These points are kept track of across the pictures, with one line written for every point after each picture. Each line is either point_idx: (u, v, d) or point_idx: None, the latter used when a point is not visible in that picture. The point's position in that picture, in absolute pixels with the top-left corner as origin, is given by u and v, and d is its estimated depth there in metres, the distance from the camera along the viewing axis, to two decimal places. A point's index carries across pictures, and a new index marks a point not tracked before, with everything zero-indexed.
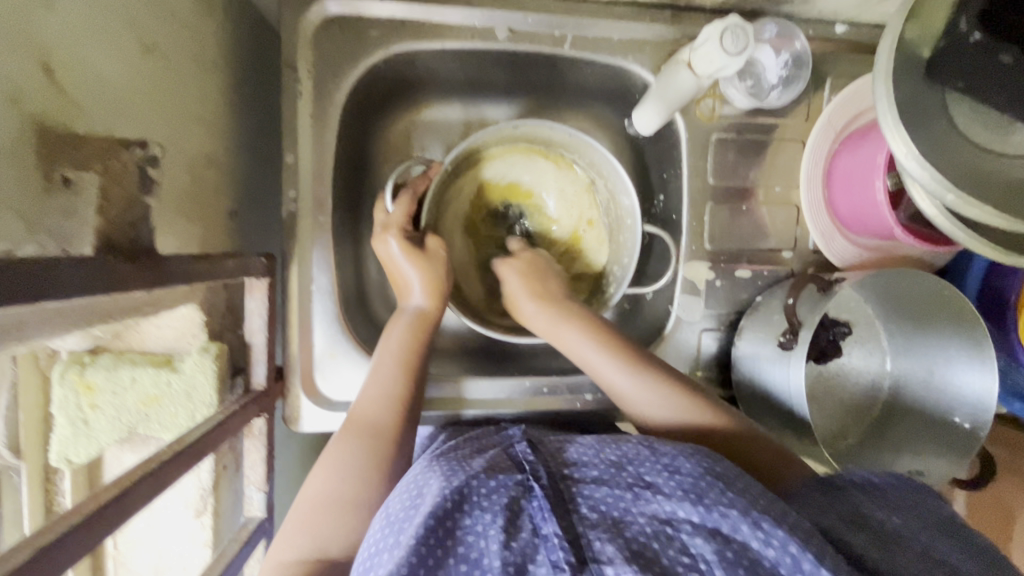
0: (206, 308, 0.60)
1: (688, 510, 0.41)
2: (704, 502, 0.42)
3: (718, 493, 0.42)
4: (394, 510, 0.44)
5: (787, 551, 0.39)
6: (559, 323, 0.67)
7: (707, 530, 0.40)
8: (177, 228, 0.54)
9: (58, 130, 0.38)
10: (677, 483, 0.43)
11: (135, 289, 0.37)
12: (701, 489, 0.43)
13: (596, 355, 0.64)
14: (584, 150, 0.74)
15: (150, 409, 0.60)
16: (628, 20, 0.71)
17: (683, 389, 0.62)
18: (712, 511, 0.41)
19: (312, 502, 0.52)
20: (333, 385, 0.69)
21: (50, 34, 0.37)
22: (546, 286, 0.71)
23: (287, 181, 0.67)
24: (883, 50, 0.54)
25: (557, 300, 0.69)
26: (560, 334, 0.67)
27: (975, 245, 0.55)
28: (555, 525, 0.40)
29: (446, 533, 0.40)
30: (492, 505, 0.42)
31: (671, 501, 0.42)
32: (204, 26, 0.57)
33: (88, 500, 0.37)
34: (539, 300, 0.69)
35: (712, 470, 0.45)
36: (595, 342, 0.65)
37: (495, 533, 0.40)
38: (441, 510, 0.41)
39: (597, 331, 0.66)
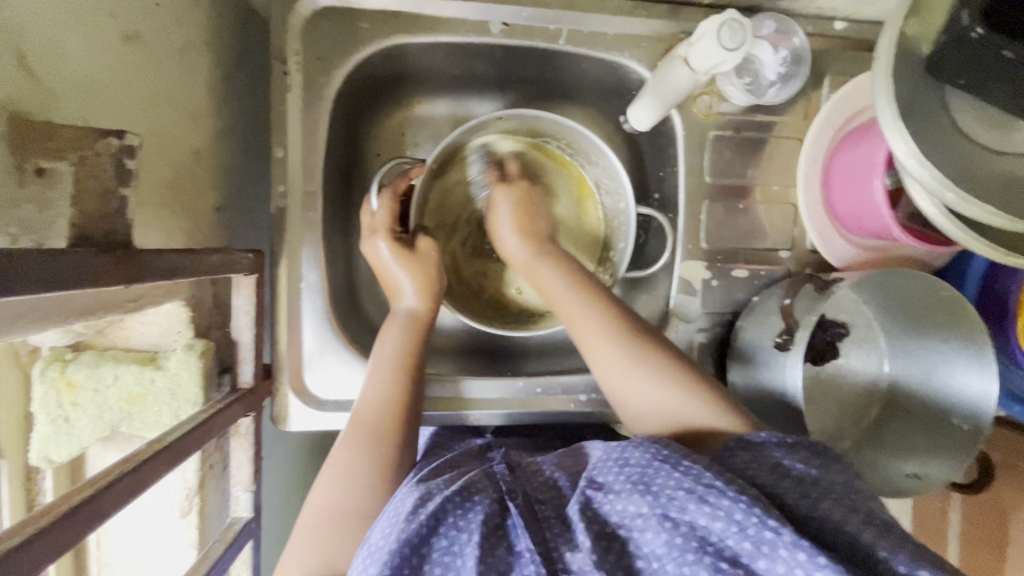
0: (193, 303, 0.58)
1: (638, 502, 0.41)
2: (652, 489, 0.41)
3: (665, 476, 0.42)
4: (375, 538, 0.43)
5: (733, 520, 0.38)
6: (539, 260, 0.67)
7: (657, 518, 0.40)
8: (159, 222, 0.53)
9: (31, 119, 0.36)
10: (625, 475, 0.43)
11: (109, 284, 0.36)
12: (649, 476, 0.42)
13: (575, 298, 0.62)
14: (574, 139, 0.73)
15: (133, 407, 0.58)
16: (624, 15, 0.70)
17: (678, 374, 0.57)
18: (660, 497, 0.41)
19: (317, 515, 0.52)
20: (322, 383, 0.68)
21: (24, 19, 0.36)
22: (531, 225, 0.70)
23: (276, 176, 0.66)
24: (884, 46, 0.53)
25: (540, 242, 0.68)
26: (537, 272, 0.67)
27: (974, 246, 0.54)
28: (528, 541, 0.41)
29: (420, 559, 0.40)
30: (468, 526, 0.42)
31: (622, 498, 0.42)
32: (190, 16, 0.56)
33: (64, 497, 0.36)
34: (523, 237, 0.69)
35: (659, 453, 0.44)
36: (576, 286, 0.63)
37: (468, 551, 0.41)
38: (416, 536, 0.41)
39: (579, 274, 0.65)
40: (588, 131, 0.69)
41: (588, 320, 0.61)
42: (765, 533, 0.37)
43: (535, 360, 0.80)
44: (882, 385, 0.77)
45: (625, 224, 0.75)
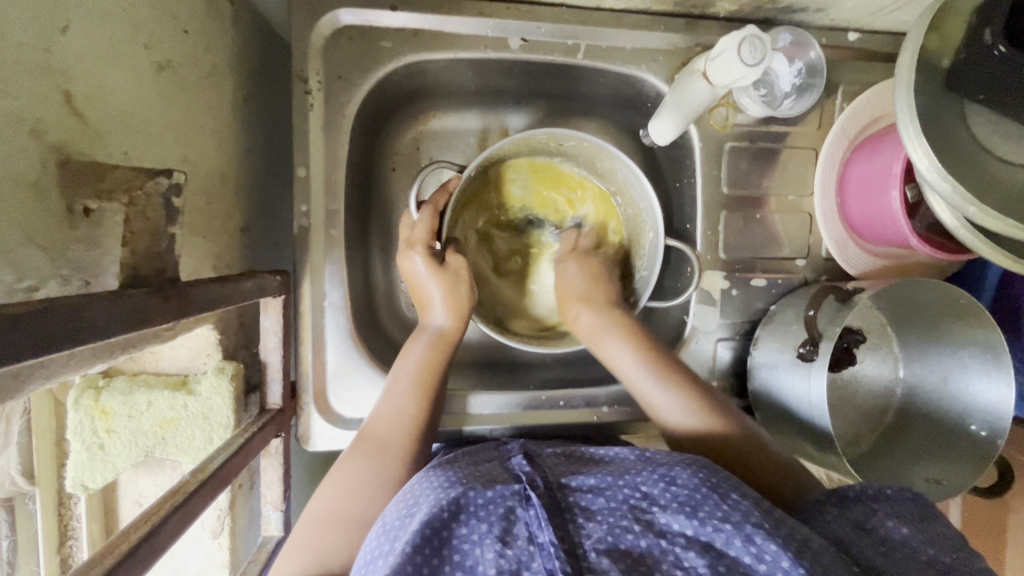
0: (222, 326, 0.59)
1: (683, 523, 0.41)
2: (698, 514, 0.41)
3: (713, 504, 0.42)
4: (391, 518, 0.44)
5: (779, 565, 0.38)
6: (606, 327, 0.66)
7: (700, 544, 0.40)
8: (192, 247, 0.53)
9: (80, 160, 0.37)
10: (673, 494, 0.43)
11: (161, 321, 0.36)
12: (696, 501, 0.42)
13: (635, 367, 0.63)
14: (602, 157, 0.72)
15: (166, 431, 0.59)
16: (641, 29, 0.70)
17: (713, 411, 0.60)
18: (706, 524, 0.41)
19: (316, 518, 0.52)
20: (347, 402, 0.68)
21: (68, 61, 0.37)
22: (596, 293, 0.69)
23: (300, 195, 0.66)
24: (904, 61, 0.53)
25: (604, 308, 0.68)
26: (601, 339, 0.66)
27: (994, 257, 0.55)
28: (551, 535, 0.40)
29: (440, 543, 0.39)
30: (488, 516, 0.42)
31: (666, 514, 0.42)
32: (215, 40, 0.56)
33: (120, 537, 0.37)
34: (585, 304, 0.69)
35: (708, 480, 0.44)
36: (623, 334, 0.65)
37: (489, 542, 0.40)
38: (438, 519, 0.40)
39: (628, 325, 0.66)
40: (616, 149, 0.68)
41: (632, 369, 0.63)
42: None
43: (554, 371, 0.81)
44: (897, 390, 0.78)
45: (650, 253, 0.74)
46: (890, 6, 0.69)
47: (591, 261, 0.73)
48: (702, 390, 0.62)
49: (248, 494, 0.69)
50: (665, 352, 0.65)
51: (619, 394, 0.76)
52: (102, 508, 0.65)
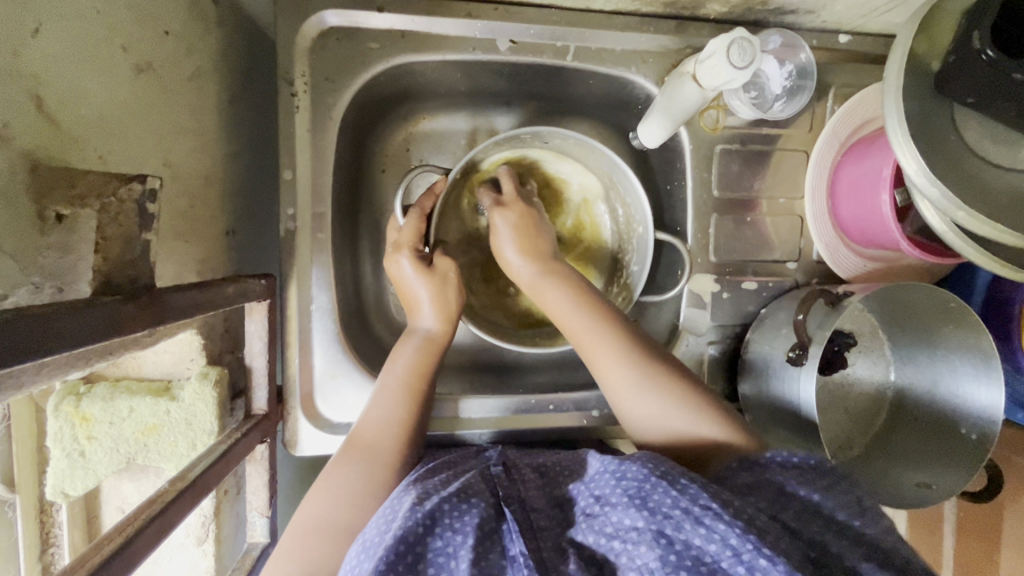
0: (206, 331, 0.58)
1: (634, 516, 0.40)
2: (648, 505, 0.40)
3: (662, 493, 0.40)
4: (368, 532, 0.43)
5: (728, 544, 0.37)
6: (545, 279, 0.64)
7: (651, 534, 0.39)
8: (174, 251, 0.52)
9: (51, 165, 0.37)
10: (623, 488, 0.42)
11: (136, 329, 0.36)
12: (645, 492, 0.41)
13: (577, 318, 0.61)
14: (593, 156, 0.72)
15: (149, 438, 0.58)
16: (631, 30, 0.70)
17: (667, 378, 0.58)
18: (656, 514, 0.40)
19: (304, 525, 0.51)
20: (334, 406, 0.68)
21: (40, 66, 0.36)
22: (535, 245, 0.66)
23: (286, 198, 0.65)
24: (893, 64, 0.53)
25: (544, 260, 0.66)
26: (543, 292, 0.64)
27: (982, 261, 0.55)
28: (522, 545, 0.41)
29: (416, 557, 0.39)
30: (463, 527, 0.41)
31: (618, 510, 0.41)
32: (197, 41, 0.55)
33: (94, 548, 0.36)
34: (525, 256, 0.66)
35: (657, 468, 0.42)
36: (568, 289, 0.63)
37: (464, 553, 0.40)
38: (412, 534, 0.40)
39: (577, 283, 0.64)
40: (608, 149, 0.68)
41: (579, 323, 0.61)
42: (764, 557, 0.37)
43: (544, 373, 0.80)
44: (889, 393, 0.78)
45: (642, 249, 0.74)
46: (881, 8, 0.69)
47: (529, 209, 0.69)
48: (643, 348, 0.60)
49: (235, 499, 0.68)
50: (613, 308, 0.63)
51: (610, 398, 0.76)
52: (86, 515, 0.64)
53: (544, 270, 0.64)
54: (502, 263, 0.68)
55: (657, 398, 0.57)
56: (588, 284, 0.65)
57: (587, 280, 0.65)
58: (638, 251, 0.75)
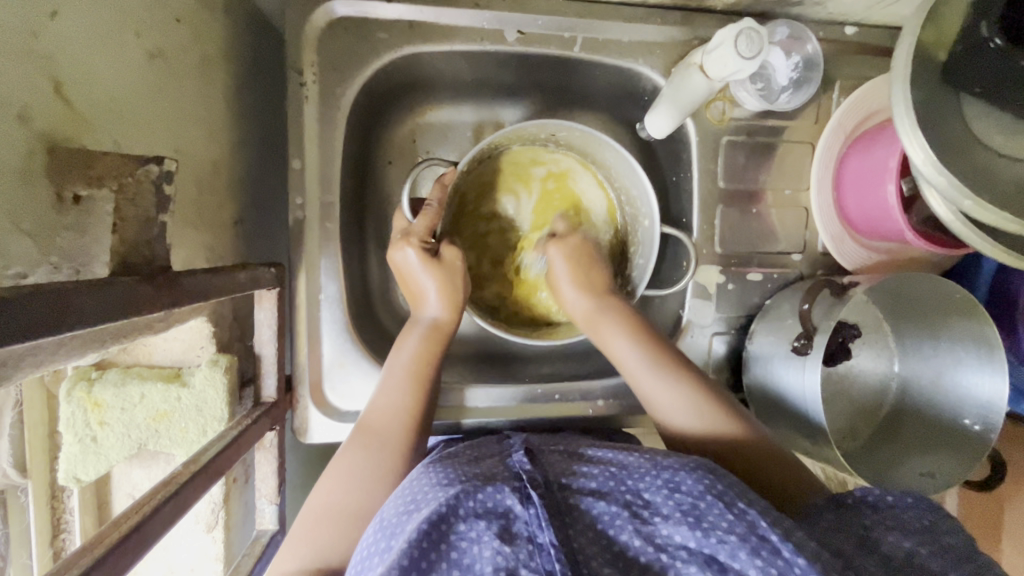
0: (216, 319, 0.58)
1: (686, 535, 0.41)
2: (702, 525, 0.41)
3: (718, 515, 0.41)
4: (387, 513, 0.44)
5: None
6: (601, 313, 0.68)
7: (703, 558, 0.40)
8: (185, 239, 0.53)
9: (68, 147, 0.37)
10: (675, 502, 0.43)
11: (151, 310, 0.36)
12: (700, 511, 0.41)
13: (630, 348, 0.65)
14: (596, 148, 0.72)
15: (160, 424, 0.59)
16: (637, 22, 0.70)
17: (720, 407, 0.59)
18: (709, 536, 0.40)
19: (316, 511, 0.52)
20: (342, 395, 0.68)
21: (58, 49, 0.36)
22: (591, 277, 0.71)
23: (295, 188, 0.66)
24: (901, 53, 0.53)
25: (599, 293, 0.70)
26: (599, 324, 0.68)
27: (988, 251, 0.55)
28: (551, 535, 0.40)
29: (439, 537, 0.40)
30: (488, 512, 0.41)
31: (668, 525, 0.41)
32: (208, 30, 0.55)
33: (111, 528, 0.37)
34: (581, 290, 0.70)
35: (713, 487, 0.43)
36: (624, 321, 0.67)
37: (488, 540, 0.39)
38: (436, 513, 0.40)
39: (631, 315, 0.67)
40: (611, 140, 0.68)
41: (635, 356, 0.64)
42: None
43: (550, 364, 0.81)
44: (892, 385, 0.79)
45: (646, 241, 0.74)
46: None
47: (581, 242, 0.73)
48: (689, 371, 0.63)
49: (243, 487, 0.69)
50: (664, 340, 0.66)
51: (615, 389, 0.76)
52: (96, 501, 0.65)
53: (599, 303, 0.68)
54: (559, 298, 0.72)
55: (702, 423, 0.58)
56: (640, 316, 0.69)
57: (639, 311, 0.69)
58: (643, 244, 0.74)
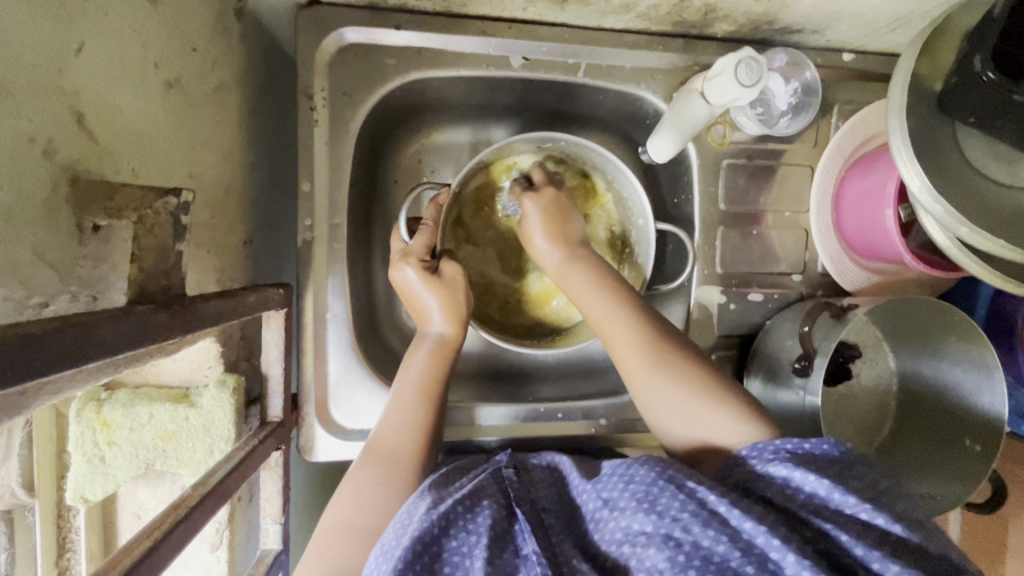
0: (224, 339, 0.59)
1: (642, 520, 0.41)
2: (656, 509, 0.41)
3: (669, 496, 0.42)
4: (386, 539, 0.44)
5: (738, 547, 0.39)
6: (570, 264, 0.66)
7: (660, 537, 0.40)
8: (197, 262, 0.54)
9: (91, 178, 0.38)
10: (631, 493, 0.43)
11: (165, 336, 0.37)
12: (653, 495, 0.42)
13: (600, 301, 0.63)
14: (592, 158, 0.74)
15: (167, 444, 0.59)
16: (640, 48, 0.72)
17: (699, 380, 0.57)
18: (665, 517, 0.41)
19: (328, 531, 0.53)
20: (348, 413, 0.69)
21: (82, 83, 0.38)
22: (564, 230, 0.68)
23: (303, 209, 0.67)
24: (897, 87, 0.55)
25: (572, 246, 0.67)
26: (568, 276, 0.66)
27: (986, 276, 0.56)
28: (534, 545, 0.41)
29: (432, 557, 0.40)
30: (477, 528, 0.42)
31: (627, 515, 0.42)
32: (222, 57, 0.57)
33: (124, 551, 0.37)
34: (552, 240, 0.68)
35: (665, 472, 0.44)
36: (597, 281, 0.64)
37: (478, 552, 0.41)
38: (427, 535, 0.41)
39: (604, 278, 0.64)
40: (608, 151, 0.71)
41: (612, 321, 0.61)
42: (770, 548, 0.38)
43: (552, 382, 0.81)
44: (893, 404, 0.79)
45: (644, 243, 0.76)
46: (883, 28, 0.71)
47: (558, 196, 0.70)
48: (664, 334, 0.61)
49: (248, 506, 0.69)
50: (636, 298, 0.64)
51: (618, 407, 0.77)
52: (102, 520, 0.65)
53: (568, 256, 0.66)
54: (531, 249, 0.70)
55: (673, 392, 0.57)
56: (612, 269, 0.67)
57: (612, 270, 0.66)
58: (641, 247, 0.76)
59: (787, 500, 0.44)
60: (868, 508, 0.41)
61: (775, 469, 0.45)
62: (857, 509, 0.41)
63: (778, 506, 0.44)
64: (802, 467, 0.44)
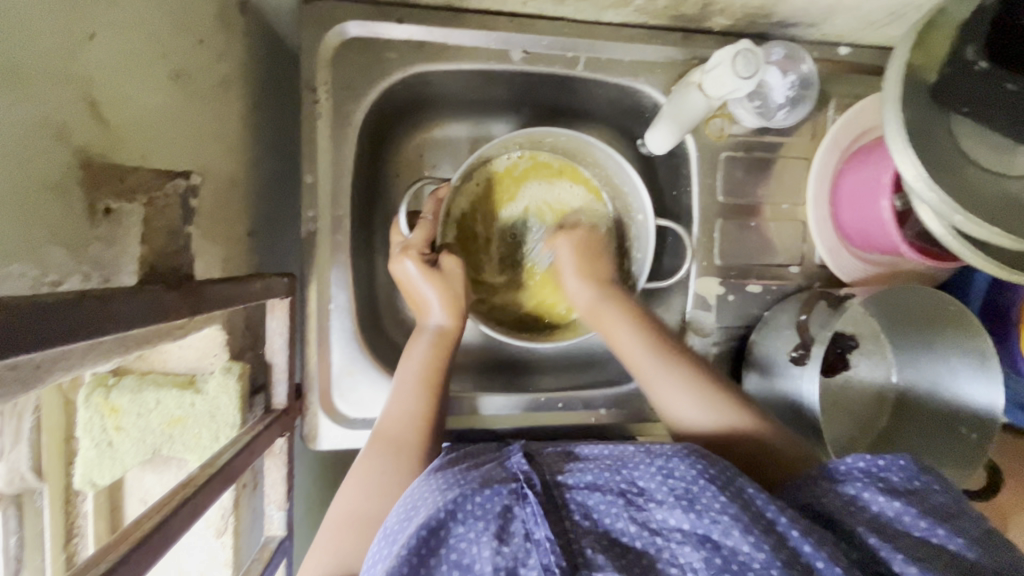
0: (230, 327, 0.60)
1: (679, 517, 0.42)
2: (695, 507, 0.42)
3: (710, 497, 0.42)
4: (390, 522, 0.45)
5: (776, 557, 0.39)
6: (603, 301, 0.69)
7: (697, 538, 0.41)
8: (203, 250, 0.55)
9: (102, 162, 0.39)
10: (668, 487, 0.44)
11: (175, 317, 0.38)
12: (693, 494, 0.43)
13: (629, 334, 0.66)
14: (590, 151, 0.75)
15: (174, 430, 0.60)
16: (639, 42, 0.73)
17: (726, 398, 0.60)
18: (703, 516, 0.41)
19: (337, 518, 0.54)
20: (351, 402, 0.70)
21: (94, 69, 0.39)
22: (595, 269, 0.72)
23: (307, 201, 0.68)
24: (891, 76, 0.56)
25: (602, 284, 0.71)
26: (602, 314, 0.69)
27: (981, 264, 0.57)
28: (547, 530, 0.42)
29: (437, 542, 0.41)
30: (485, 514, 0.43)
31: (663, 509, 0.43)
32: (228, 50, 0.58)
33: (134, 526, 0.38)
34: (585, 279, 0.72)
35: (706, 471, 0.44)
36: (627, 319, 0.67)
37: (485, 540, 0.41)
38: (435, 519, 0.42)
39: (634, 310, 0.68)
40: (602, 143, 0.72)
41: (641, 352, 0.64)
42: (817, 559, 0.39)
43: (553, 374, 0.82)
44: (891, 394, 0.80)
45: (642, 235, 0.77)
46: (878, 21, 0.72)
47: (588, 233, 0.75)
48: (683, 352, 0.65)
49: (252, 494, 0.70)
50: (664, 328, 0.67)
51: (618, 397, 0.77)
52: (109, 507, 0.66)
53: (599, 291, 0.70)
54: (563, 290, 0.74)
55: (689, 393, 0.60)
56: (643, 305, 0.69)
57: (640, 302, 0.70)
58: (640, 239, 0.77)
59: (850, 518, 0.43)
60: (939, 533, 0.41)
61: (844, 488, 0.45)
62: (929, 533, 0.41)
63: (836, 521, 0.44)
64: (872, 488, 0.44)
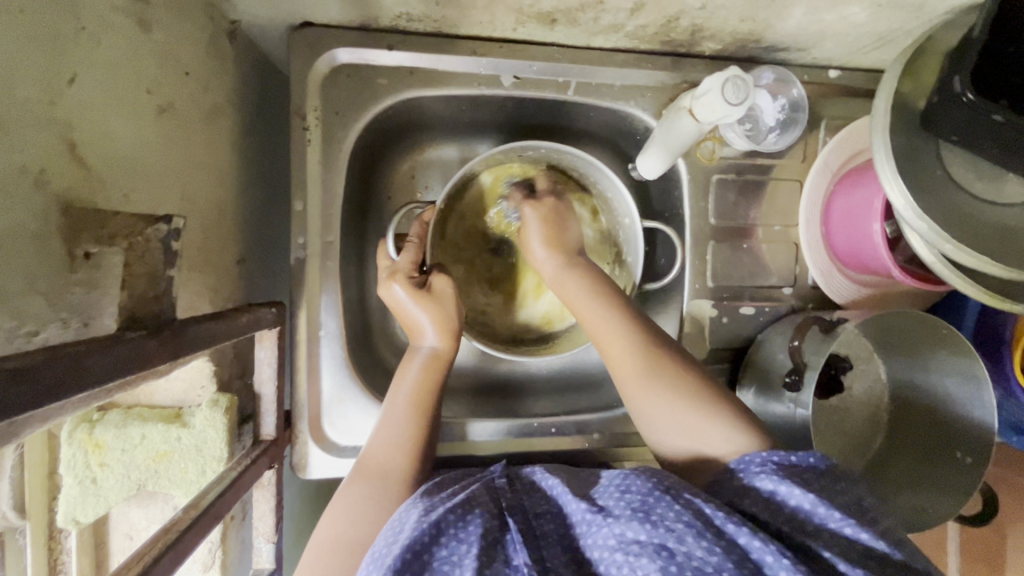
0: (217, 358, 0.59)
1: (637, 529, 0.41)
2: (651, 518, 0.42)
3: (664, 506, 0.42)
4: (377, 546, 0.44)
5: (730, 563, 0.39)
6: (567, 271, 0.68)
7: (653, 547, 0.40)
8: (190, 283, 0.54)
9: (82, 207, 0.38)
10: (627, 502, 0.44)
11: (155, 361, 0.37)
12: (649, 506, 0.43)
13: (596, 309, 0.64)
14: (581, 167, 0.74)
15: (160, 464, 0.60)
16: (630, 67, 0.73)
17: (692, 394, 0.57)
18: (659, 527, 0.41)
19: (321, 544, 0.53)
20: (341, 430, 0.69)
21: (73, 112, 0.38)
22: (561, 239, 0.70)
23: (297, 228, 0.67)
24: (880, 103, 0.56)
25: (568, 254, 0.69)
26: (566, 284, 0.67)
27: (969, 290, 0.57)
28: (525, 556, 0.42)
29: (421, 565, 0.41)
30: (468, 536, 0.43)
31: (620, 522, 0.42)
32: (214, 80, 0.57)
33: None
34: (550, 248, 0.69)
35: (661, 484, 0.45)
36: (597, 294, 0.65)
37: (468, 562, 0.41)
38: (418, 543, 0.41)
39: (603, 284, 0.66)
40: (592, 158, 0.71)
41: (607, 335, 0.62)
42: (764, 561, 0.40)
43: (547, 397, 0.82)
44: (885, 415, 0.79)
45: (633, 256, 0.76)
46: (868, 45, 0.73)
47: (553, 206, 0.72)
48: (660, 345, 0.61)
49: (240, 525, 0.69)
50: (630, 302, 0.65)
51: (611, 421, 0.77)
52: (94, 540, 0.65)
53: (564, 263, 0.68)
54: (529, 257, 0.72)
55: (670, 399, 0.57)
56: (607, 278, 0.68)
57: (608, 277, 0.67)
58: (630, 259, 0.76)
59: (770, 515, 0.44)
60: (851, 522, 0.42)
61: (760, 483, 0.46)
62: (840, 522, 0.42)
63: (757, 519, 0.44)
64: (787, 481, 0.45)
